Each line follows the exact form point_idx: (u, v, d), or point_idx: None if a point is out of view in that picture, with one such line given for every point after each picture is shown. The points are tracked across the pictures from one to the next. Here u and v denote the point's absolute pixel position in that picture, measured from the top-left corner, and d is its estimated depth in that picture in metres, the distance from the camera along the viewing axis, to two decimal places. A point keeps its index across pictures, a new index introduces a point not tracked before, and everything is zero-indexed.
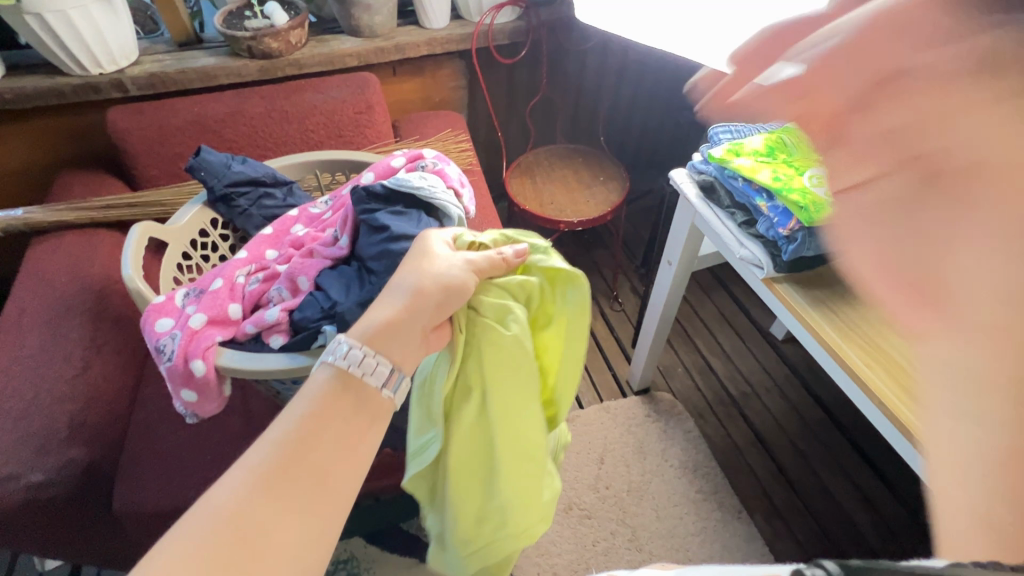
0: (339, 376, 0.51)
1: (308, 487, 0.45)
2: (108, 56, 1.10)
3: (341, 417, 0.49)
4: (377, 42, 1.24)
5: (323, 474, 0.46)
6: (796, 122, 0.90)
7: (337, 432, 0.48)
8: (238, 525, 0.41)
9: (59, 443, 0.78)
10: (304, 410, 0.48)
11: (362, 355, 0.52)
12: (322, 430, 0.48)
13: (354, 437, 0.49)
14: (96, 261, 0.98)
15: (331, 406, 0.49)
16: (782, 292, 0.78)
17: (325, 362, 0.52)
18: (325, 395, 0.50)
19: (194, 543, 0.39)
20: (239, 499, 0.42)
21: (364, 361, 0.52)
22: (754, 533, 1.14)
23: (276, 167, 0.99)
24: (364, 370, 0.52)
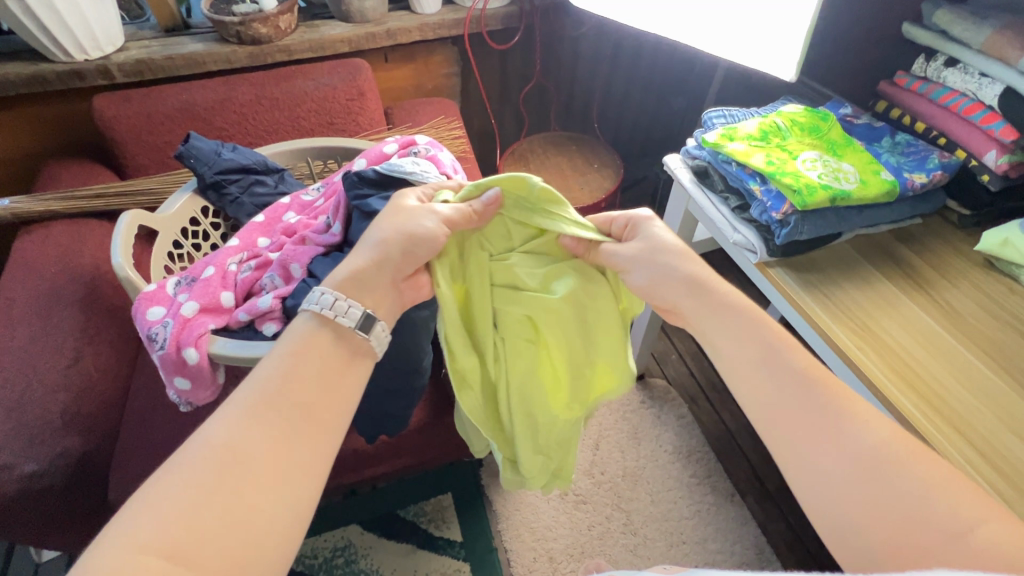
0: (315, 320, 0.51)
1: (296, 427, 0.44)
2: (92, 42, 1.07)
3: (330, 365, 0.49)
4: (367, 27, 1.23)
5: (311, 414, 0.45)
6: (790, 107, 0.90)
7: (323, 376, 0.48)
8: (224, 459, 0.40)
9: (53, 433, 0.77)
10: (285, 350, 0.48)
11: (334, 299, 0.51)
12: (308, 373, 0.47)
13: (341, 381, 0.49)
14: (86, 250, 0.97)
15: (318, 352, 0.49)
16: (775, 276, 0.78)
17: (301, 310, 0.51)
18: (310, 340, 0.49)
19: (182, 484, 0.39)
20: (224, 435, 0.42)
21: (336, 304, 0.51)
22: (746, 515, 1.15)
23: (266, 154, 0.98)
24: (336, 312, 0.51)
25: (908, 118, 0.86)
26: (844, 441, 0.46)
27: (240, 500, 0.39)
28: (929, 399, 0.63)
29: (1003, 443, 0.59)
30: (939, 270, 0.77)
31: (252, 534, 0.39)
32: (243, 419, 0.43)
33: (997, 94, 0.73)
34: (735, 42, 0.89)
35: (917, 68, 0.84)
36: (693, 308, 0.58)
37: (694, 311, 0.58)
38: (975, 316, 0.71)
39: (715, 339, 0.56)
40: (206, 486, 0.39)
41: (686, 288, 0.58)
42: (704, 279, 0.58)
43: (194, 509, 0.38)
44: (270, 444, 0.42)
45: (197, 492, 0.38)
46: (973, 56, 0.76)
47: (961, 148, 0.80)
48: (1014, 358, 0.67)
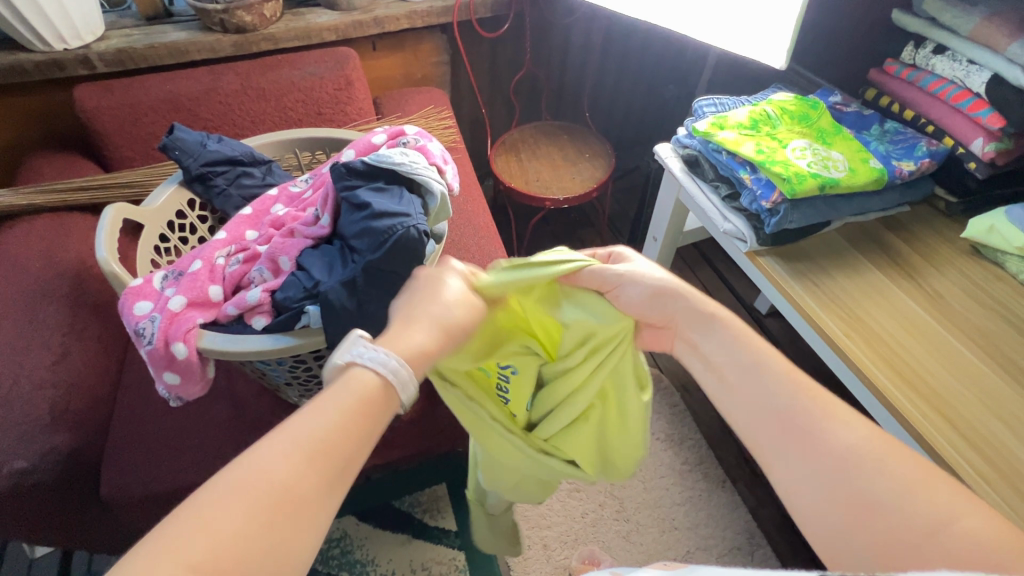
0: (378, 382, 0.44)
1: (342, 473, 0.41)
2: (71, 31, 1.05)
3: (383, 428, 0.44)
4: (355, 15, 1.20)
5: (355, 459, 0.42)
6: (780, 95, 0.90)
7: (375, 427, 0.44)
8: (279, 498, 0.38)
9: (42, 429, 0.77)
10: (343, 400, 0.43)
11: (391, 361, 0.45)
12: (361, 425, 0.43)
13: (388, 432, 0.45)
14: (70, 245, 0.96)
15: (372, 404, 0.44)
16: (765, 265, 0.79)
17: (351, 364, 0.44)
18: (365, 388, 0.44)
19: (230, 518, 0.36)
20: (282, 471, 0.38)
21: (400, 374, 0.45)
22: (737, 500, 1.17)
23: (253, 145, 0.97)
24: (395, 378, 0.44)
25: (896, 106, 0.87)
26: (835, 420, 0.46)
27: (286, 539, 0.37)
28: (914, 385, 0.64)
29: (984, 425, 0.61)
30: (925, 258, 0.78)
31: (288, 574, 0.37)
32: (296, 462, 0.39)
33: (985, 81, 0.73)
34: (726, 30, 0.88)
35: (905, 55, 0.83)
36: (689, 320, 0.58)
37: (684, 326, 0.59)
38: (959, 303, 0.72)
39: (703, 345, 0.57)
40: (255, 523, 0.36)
41: (679, 305, 0.58)
42: (683, 290, 0.58)
43: (238, 549, 0.35)
44: (318, 489, 0.39)
45: (246, 534, 0.36)
46: (961, 43, 0.76)
47: (948, 135, 0.80)
48: (999, 344, 0.68)
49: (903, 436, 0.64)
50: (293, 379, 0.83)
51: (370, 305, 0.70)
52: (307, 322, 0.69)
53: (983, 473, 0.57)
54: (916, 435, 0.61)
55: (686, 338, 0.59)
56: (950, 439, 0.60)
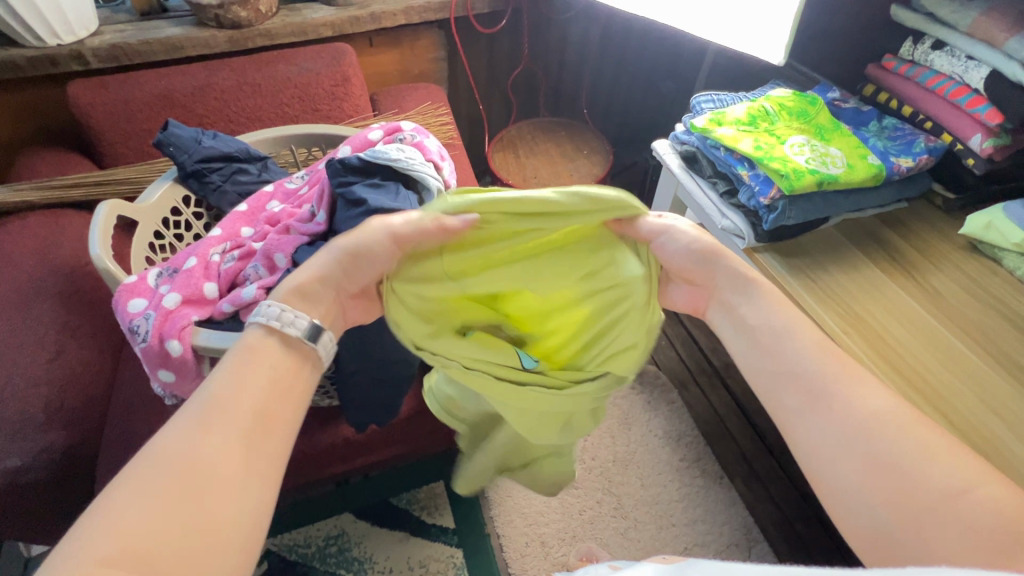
0: (265, 337, 0.46)
1: (253, 429, 0.40)
2: (65, 26, 1.04)
3: (279, 376, 0.44)
4: (351, 11, 1.20)
5: (260, 412, 0.41)
6: (778, 91, 0.89)
7: (274, 381, 0.44)
8: (184, 467, 0.37)
9: (36, 427, 0.76)
10: (228, 366, 0.43)
11: (279, 310, 0.47)
12: (258, 380, 0.43)
13: (293, 385, 0.45)
14: (65, 242, 0.95)
15: (266, 360, 0.45)
16: (762, 262, 0.78)
17: (249, 323, 0.47)
18: (257, 347, 0.45)
19: (136, 496, 0.35)
20: (181, 444, 0.38)
21: (281, 316, 0.46)
22: (734, 497, 1.18)
23: (249, 141, 0.96)
24: (282, 322, 0.46)
25: (895, 102, 0.86)
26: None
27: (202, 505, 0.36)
28: (911, 381, 0.64)
29: (981, 421, 0.61)
30: (924, 254, 0.78)
31: (218, 541, 0.35)
32: (193, 429, 0.39)
33: (983, 77, 0.73)
34: (724, 26, 0.88)
35: (904, 51, 0.83)
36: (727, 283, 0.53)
37: (726, 289, 0.54)
38: (957, 299, 0.72)
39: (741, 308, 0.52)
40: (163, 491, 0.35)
41: (722, 267, 0.53)
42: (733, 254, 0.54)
43: (156, 522, 0.34)
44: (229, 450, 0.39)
45: (157, 508, 0.35)
46: (960, 39, 0.76)
47: (946, 131, 0.80)
48: (997, 340, 0.68)
49: None
50: None
51: None
52: None
53: None
54: None
55: (721, 300, 0.54)
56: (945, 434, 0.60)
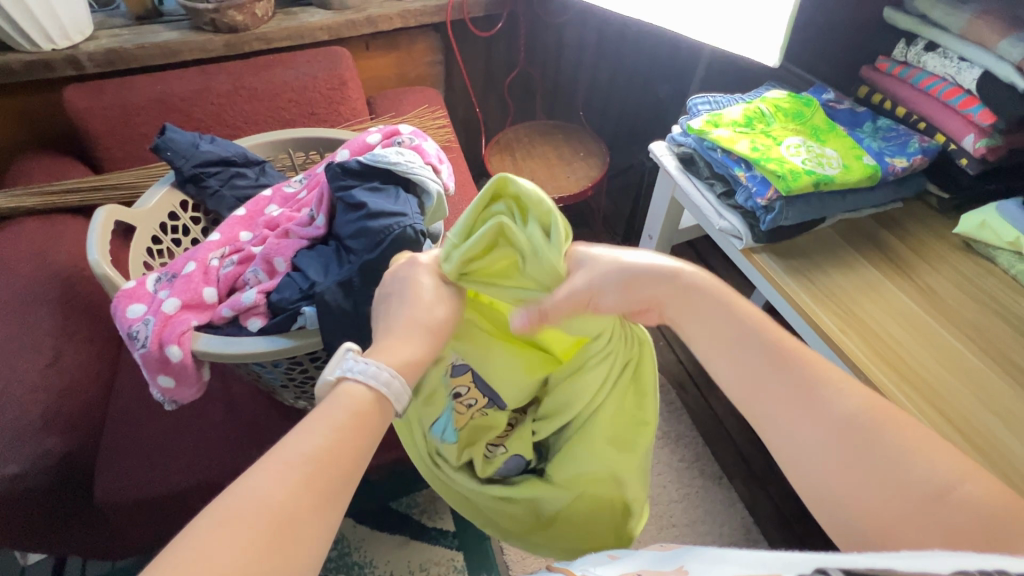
0: (369, 394, 0.47)
1: (334, 477, 0.41)
2: (60, 31, 1.04)
3: (366, 430, 0.45)
4: (347, 15, 1.20)
5: (347, 470, 0.42)
6: (774, 93, 0.90)
7: (358, 429, 0.44)
8: (277, 517, 0.37)
9: (33, 434, 0.76)
10: (331, 414, 0.44)
11: (379, 369, 0.48)
12: (344, 427, 0.44)
13: (373, 437, 0.46)
14: (62, 247, 0.95)
15: (356, 406, 0.45)
16: (760, 262, 0.79)
17: (341, 377, 0.47)
18: (351, 398, 0.46)
19: (227, 535, 0.35)
20: (277, 490, 0.38)
21: (375, 372, 0.47)
22: (733, 497, 1.18)
23: (246, 145, 0.96)
24: (375, 379, 0.47)
25: (888, 103, 0.87)
26: (831, 407, 0.46)
27: (287, 556, 0.37)
28: (909, 379, 0.65)
29: (978, 419, 0.61)
30: (918, 253, 0.79)
31: None
32: (281, 472, 0.39)
33: (976, 78, 0.74)
34: (719, 28, 0.89)
35: (898, 52, 0.84)
36: (671, 302, 0.56)
37: (672, 304, 0.56)
38: (953, 297, 0.73)
39: (686, 324, 0.56)
40: (252, 530, 0.36)
41: (661, 286, 0.56)
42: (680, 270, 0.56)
43: (249, 569, 0.35)
44: (307, 495, 0.39)
45: (239, 549, 0.35)
46: (952, 40, 0.77)
47: (940, 131, 0.81)
48: (992, 338, 0.68)
49: None
50: (289, 381, 0.82)
51: (367, 306, 0.69)
52: (303, 323, 0.69)
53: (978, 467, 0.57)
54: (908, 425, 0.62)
55: (670, 318, 0.57)
56: (942, 431, 0.60)
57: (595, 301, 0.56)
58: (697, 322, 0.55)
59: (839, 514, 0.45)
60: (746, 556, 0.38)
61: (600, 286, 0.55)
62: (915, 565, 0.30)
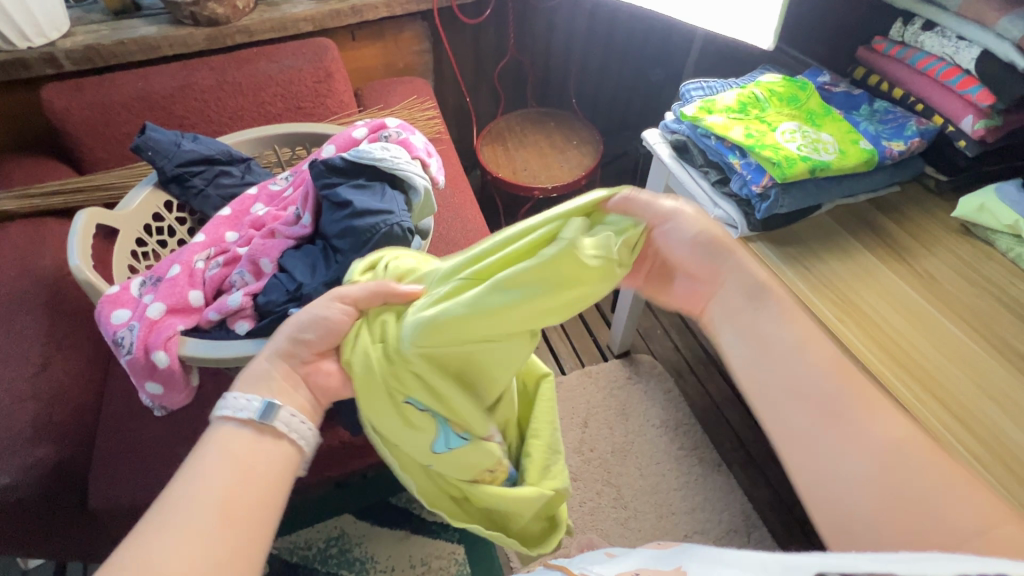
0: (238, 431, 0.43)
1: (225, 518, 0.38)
2: (35, 27, 1.01)
3: (238, 456, 0.42)
4: (332, 4, 1.17)
5: (226, 500, 0.39)
6: (768, 77, 0.88)
7: (248, 464, 0.42)
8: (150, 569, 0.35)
9: (24, 443, 0.75)
10: (196, 464, 0.41)
11: (248, 398, 0.44)
12: (217, 462, 0.41)
13: (258, 461, 0.42)
14: (46, 251, 0.93)
15: (237, 448, 0.42)
16: (755, 251, 0.78)
17: (213, 419, 0.44)
18: (230, 441, 0.42)
19: None
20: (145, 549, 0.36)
21: (233, 401, 0.44)
22: (733, 484, 1.18)
23: (230, 143, 0.94)
24: (236, 409, 0.44)
25: (885, 84, 0.85)
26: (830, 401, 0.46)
27: None
28: (908, 368, 0.64)
29: (977, 407, 0.60)
30: (917, 238, 0.77)
31: None
32: (165, 532, 0.36)
33: (974, 57, 0.72)
34: (713, 10, 0.86)
35: (894, 32, 0.82)
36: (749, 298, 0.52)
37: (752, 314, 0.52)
38: (951, 282, 0.72)
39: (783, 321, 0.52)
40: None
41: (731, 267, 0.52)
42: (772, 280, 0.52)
43: None
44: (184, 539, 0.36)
45: None
46: (951, 19, 0.75)
47: (938, 113, 0.79)
48: (993, 324, 0.68)
49: None
50: None
51: None
52: None
53: (979, 458, 0.57)
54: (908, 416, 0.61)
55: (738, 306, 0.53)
56: (942, 419, 0.60)
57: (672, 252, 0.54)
58: (680, 256, 0.53)
59: (837, 509, 0.44)
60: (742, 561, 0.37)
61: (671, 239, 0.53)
62: (913, 572, 0.29)
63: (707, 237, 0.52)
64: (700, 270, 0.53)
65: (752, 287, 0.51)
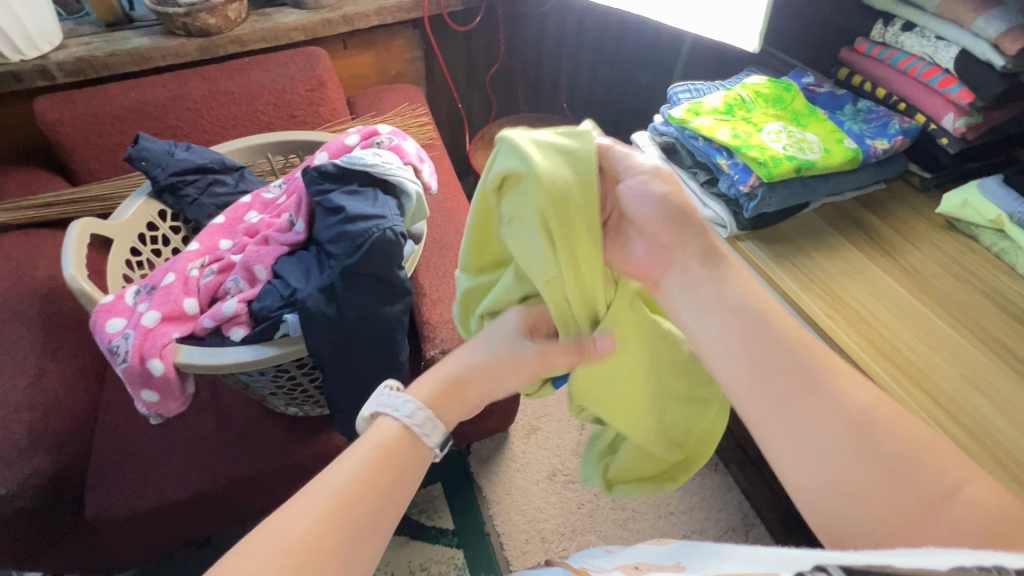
0: (398, 434, 0.47)
1: (367, 526, 0.41)
2: (27, 40, 1.02)
3: (392, 460, 0.45)
4: (323, 14, 1.18)
5: (379, 508, 0.42)
6: (753, 78, 0.90)
7: (402, 473, 0.45)
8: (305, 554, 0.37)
9: (20, 454, 0.75)
10: (358, 459, 0.44)
11: (414, 407, 0.48)
12: (380, 464, 0.44)
13: (406, 467, 0.46)
14: (40, 262, 0.93)
15: (402, 453, 0.46)
16: (745, 249, 0.79)
17: (374, 414, 0.48)
18: (386, 439, 0.46)
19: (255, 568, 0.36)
20: (304, 529, 0.38)
21: (423, 421, 0.47)
22: (730, 482, 1.19)
23: (223, 151, 0.94)
24: (416, 425, 0.47)
25: (868, 84, 0.87)
26: None
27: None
28: (897, 362, 0.65)
29: (965, 398, 0.61)
30: (901, 233, 0.79)
31: None
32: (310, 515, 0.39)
33: (953, 56, 0.74)
34: (698, 15, 0.88)
35: (875, 33, 0.83)
36: (695, 257, 0.50)
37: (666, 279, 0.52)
38: (936, 276, 0.73)
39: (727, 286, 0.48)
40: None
41: (695, 231, 0.51)
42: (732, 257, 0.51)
43: None
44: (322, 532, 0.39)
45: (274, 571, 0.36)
46: (929, 19, 0.76)
47: (920, 112, 0.81)
48: (979, 318, 0.69)
49: None
50: (278, 389, 0.82)
51: (350, 310, 0.69)
52: (287, 331, 0.68)
53: (966, 448, 0.57)
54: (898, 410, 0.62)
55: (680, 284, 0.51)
56: (930, 413, 0.60)
57: (630, 209, 0.53)
58: (646, 215, 0.52)
59: None
60: (750, 548, 0.38)
61: (630, 196, 0.52)
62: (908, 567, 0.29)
63: (679, 200, 0.51)
64: (664, 236, 0.51)
65: (711, 254, 0.50)
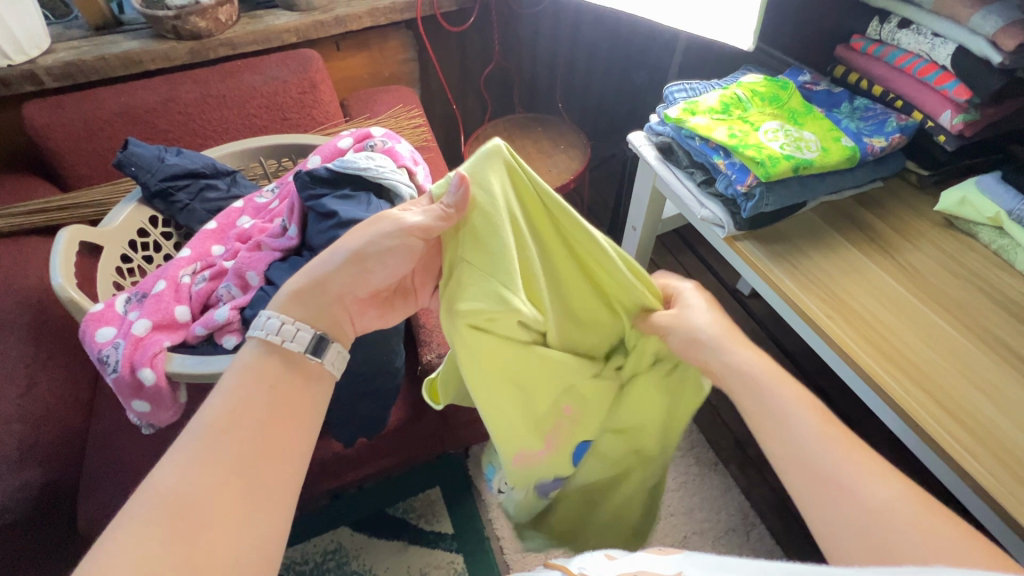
0: (270, 354, 0.49)
1: (253, 464, 0.44)
2: (14, 45, 1.00)
3: (279, 391, 0.48)
4: (315, 15, 1.17)
5: (268, 445, 0.45)
6: (750, 77, 0.89)
7: (278, 402, 0.47)
8: (180, 504, 0.40)
9: (10, 466, 0.74)
10: (227, 393, 0.46)
11: (279, 322, 0.49)
12: (256, 396, 0.47)
13: (295, 396, 0.49)
14: (29, 270, 0.91)
15: (270, 376, 0.48)
16: (743, 250, 0.78)
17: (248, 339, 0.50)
18: (255, 368, 0.48)
19: (136, 528, 0.38)
20: (179, 481, 0.41)
21: (283, 329, 0.49)
22: (729, 482, 1.18)
23: (214, 156, 0.93)
24: (284, 337, 0.49)
25: (865, 82, 0.87)
26: None
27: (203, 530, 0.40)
28: (898, 363, 0.64)
29: (967, 399, 0.61)
30: (900, 232, 0.78)
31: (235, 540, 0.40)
32: (193, 461, 0.42)
33: (950, 53, 0.73)
34: (694, 13, 0.87)
35: (871, 30, 0.83)
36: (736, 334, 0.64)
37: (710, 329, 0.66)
38: (935, 275, 0.73)
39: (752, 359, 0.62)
40: (174, 544, 0.38)
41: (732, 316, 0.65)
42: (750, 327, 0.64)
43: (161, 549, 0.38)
44: (216, 475, 0.42)
45: (152, 522, 0.39)
46: (925, 16, 0.76)
47: (917, 109, 0.81)
48: (979, 317, 0.68)
49: (889, 413, 0.64)
50: None
51: None
52: None
53: (969, 450, 0.57)
54: (901, 412, 0.61)
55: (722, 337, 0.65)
56: (934, 415, 0.60)
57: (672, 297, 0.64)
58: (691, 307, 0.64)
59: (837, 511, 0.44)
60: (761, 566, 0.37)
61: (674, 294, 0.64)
62: None
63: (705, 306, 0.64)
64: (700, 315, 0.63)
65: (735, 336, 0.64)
